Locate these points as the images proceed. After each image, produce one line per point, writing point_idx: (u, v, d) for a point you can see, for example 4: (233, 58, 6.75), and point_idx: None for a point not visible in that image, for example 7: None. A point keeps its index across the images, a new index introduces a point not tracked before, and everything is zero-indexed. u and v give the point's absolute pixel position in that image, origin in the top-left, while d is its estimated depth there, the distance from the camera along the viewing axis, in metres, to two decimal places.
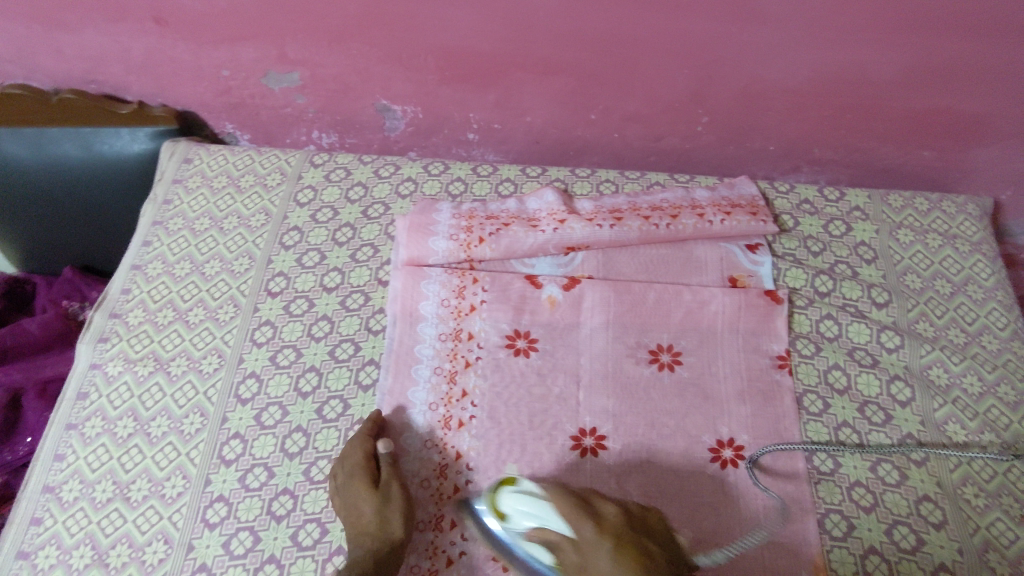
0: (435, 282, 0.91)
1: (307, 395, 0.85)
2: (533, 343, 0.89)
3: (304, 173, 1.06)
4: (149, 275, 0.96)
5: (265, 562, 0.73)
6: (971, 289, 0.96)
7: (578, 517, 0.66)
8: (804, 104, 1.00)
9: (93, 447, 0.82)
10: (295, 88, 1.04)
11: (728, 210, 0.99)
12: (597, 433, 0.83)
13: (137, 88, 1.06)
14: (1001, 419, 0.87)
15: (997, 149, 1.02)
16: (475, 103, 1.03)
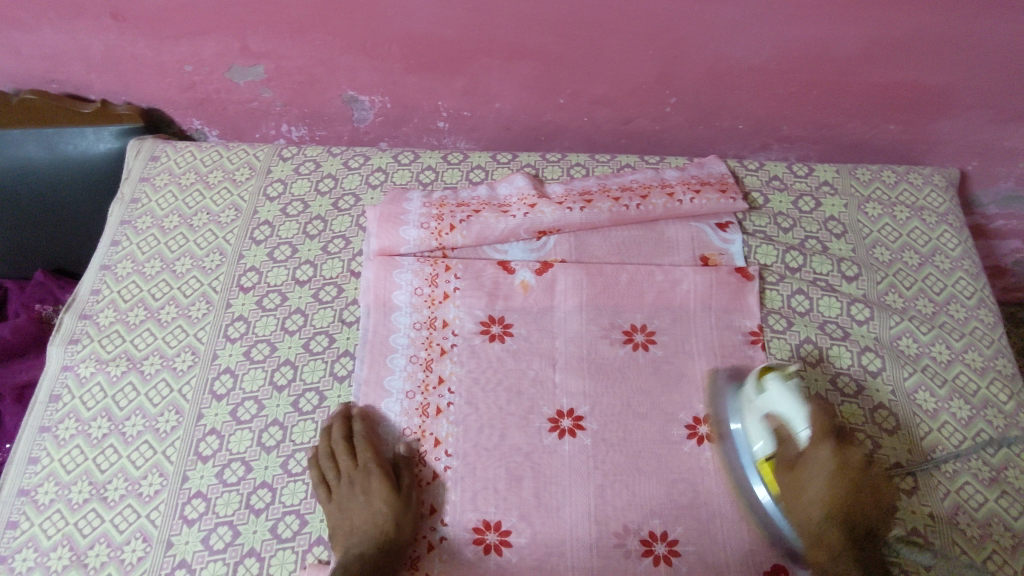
0: (408, 271, 0.92)
1: (283, 388, 0.87)
2: (508, 328, 0.89)
3: (272, 167, 1.08)
4: (119, 275, 0.98)
5: (245, 556, 0.75)
6: (938, 260, 0.97)
7: (822, 435, 0.72)
8: (772, 81, 1.00)
9: (68, 449, 0.84)
10: (260, 81, 1.07)
11: (698, 187, 0.98)
12: (574, 414, 0.83)
13: (100, 86, 1.10)
14: (968, 385, 0.86)
15: (962, 120, 1.03)
16: (442, 90, 1.06)
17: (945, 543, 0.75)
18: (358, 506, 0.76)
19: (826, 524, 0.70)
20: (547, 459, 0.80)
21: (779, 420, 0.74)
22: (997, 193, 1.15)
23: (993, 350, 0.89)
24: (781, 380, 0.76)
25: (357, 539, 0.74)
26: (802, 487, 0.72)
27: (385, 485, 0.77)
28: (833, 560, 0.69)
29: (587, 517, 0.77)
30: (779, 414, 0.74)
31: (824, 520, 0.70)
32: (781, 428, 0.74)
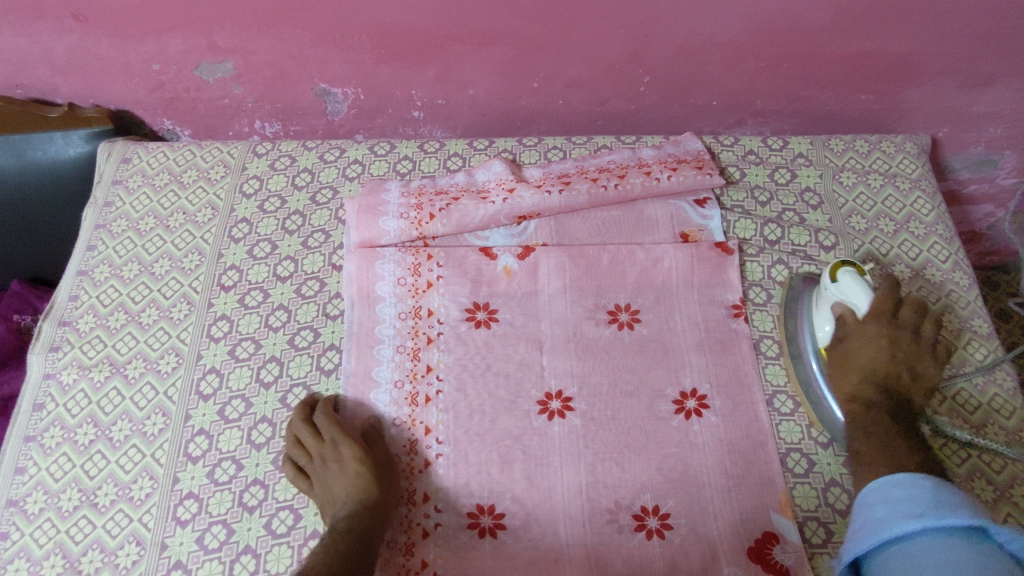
0: (390, 262, 0.92)
1: (270, 385, 0.86)
2: (493, 313, 0.89)
3: (247, 164, 1.07)
4: (97, 280, 0.97)
5: (240, 553, 0.75)
6: (914, 226, 0.98)
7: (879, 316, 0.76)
8: (743, 56, 1.01)
9: (55, 457, 0.83)
10: (230, 77, 1.06)
11: (675, 165, 0.98)
12: (563, 395, 0.84)
13: (65, 89, 1.09)
14: (946, 346, 0.88)
15: (931, 87, 1.04)
16: (415, 79, 1.05)
17: None
18: (335, 477, 0.76)
19: (861, 386, 0.75)
20: (537, 439, 0.81)
21: (845, 306, 0.79)
22: (969, 157, 1.16)
23: (970, 311, 0.90)
24: (855, 275, 0.80)
25: (340, 506, 0.74)
26: (851, 361, 0.77)
27: (356, 452, 0.77)
28: (866, 413, 0.73)
29: (580, 494, 0.78)
30: (845, 302, 0.79)
31: (864, 385, 0.75)
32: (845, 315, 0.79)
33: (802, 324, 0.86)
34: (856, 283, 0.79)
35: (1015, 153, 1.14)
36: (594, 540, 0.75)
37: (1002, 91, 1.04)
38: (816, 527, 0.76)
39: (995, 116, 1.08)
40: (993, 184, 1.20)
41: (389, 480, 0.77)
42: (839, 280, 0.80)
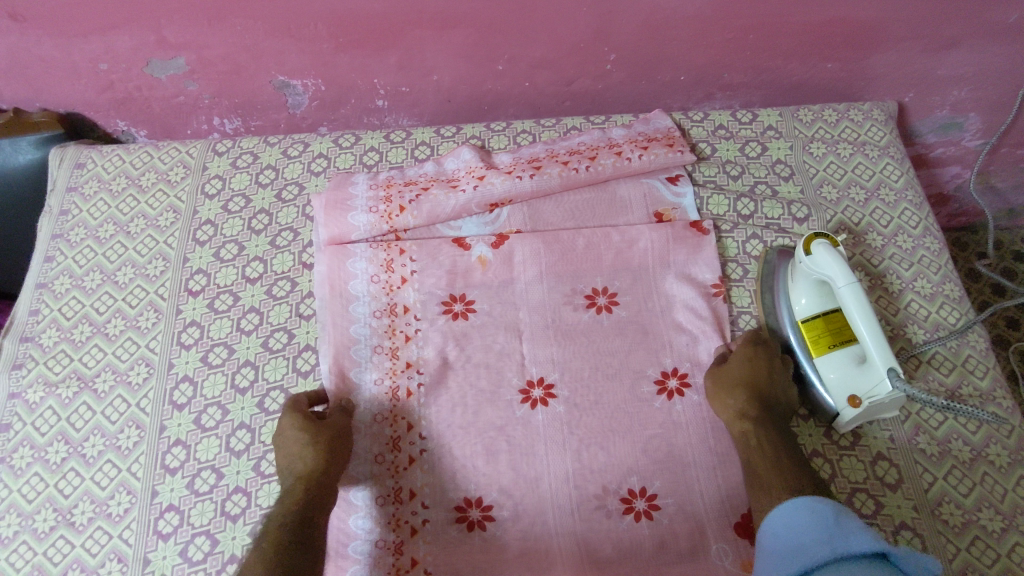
0: (362, 259, 0.89)
1: (246, 391, 0.84)
2: (471, 305, 0.88)
3: (208, 164, 1.03)
4: (57, 292, 0.93)
5: (227, 563, 0.74)
6: (884, 193, 0.99)
7: (857, 289, 0.74)
8: (708, 30, 0.99)
9: (26, 478, 0.81)
10: (183, 74, 1.02)
11: (645, 144, 0.97)
12: (544, 383, 0.83)
13: (10, 94, 1.04)
14: (920, 312, 0.89)
15: (896, 53, 1.04)
16: (377, 68, 1.02)
17: (908, 463, 0.78)
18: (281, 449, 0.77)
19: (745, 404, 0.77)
20: (520, 429, 0.80)
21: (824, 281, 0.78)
22: (935, 121, 1.17)
23: (941, 275, 0.91)
24: (828, 247, 0.78)
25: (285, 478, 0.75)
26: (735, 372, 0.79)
27: (304, 423, 0.76)
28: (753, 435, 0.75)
29: (567, 483, 0.78)
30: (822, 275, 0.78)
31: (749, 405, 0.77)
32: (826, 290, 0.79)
33: (780, 298, 0.85)
34: (828, 255, 0.77)
35: (979, 115, 1.15)
36: (583, 527, 0.75)
37: (965, 53, 1.04)
38: None
39: (959, 79, 1.08)
40: (960, 146, 1.21)
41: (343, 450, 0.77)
42: (811, 253, 0.79)
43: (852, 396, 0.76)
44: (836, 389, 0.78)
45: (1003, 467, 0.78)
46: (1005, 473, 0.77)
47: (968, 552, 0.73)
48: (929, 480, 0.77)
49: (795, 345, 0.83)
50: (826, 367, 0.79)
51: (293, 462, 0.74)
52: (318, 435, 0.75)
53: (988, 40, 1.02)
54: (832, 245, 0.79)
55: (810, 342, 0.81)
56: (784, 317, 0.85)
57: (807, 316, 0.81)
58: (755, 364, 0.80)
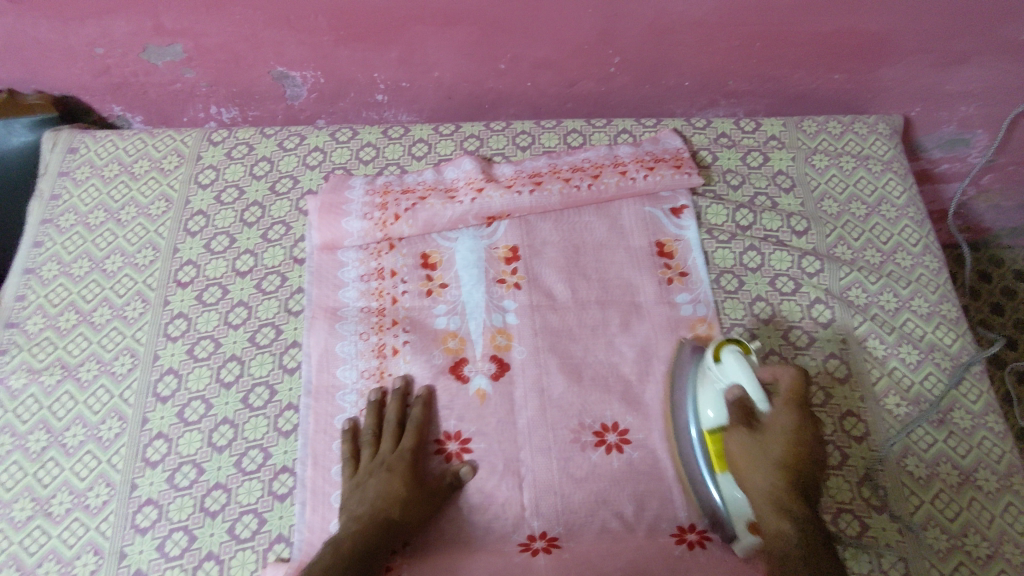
0: (352, 391, 0.82)
1: (231, 385, 0.84)
2: (466, 444, 0.79)
3: (202, 153, 1.02)
4: (45, 278, 0.93)
5: (203, 560, 0.74)
6: (885, 209, 0.97)
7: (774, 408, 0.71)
8: (713, 36, 0.98)
9: (5, 466, 0.80)
10: (180, 61, 1.01)
11: (651, 164, 0.95)
12: (548, 535, 0.74)
13: (5, 75, 1.03)
14: (915, 331, 0.88)
15: (903, 67, 1.03)
16: (377, 62, 1.01)
17: (895, 486, 0.77)
18: (375, 480, 0.74)
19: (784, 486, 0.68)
20: (504, 435, 0.79)
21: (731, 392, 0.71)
22: (940, 137, 1.15)
23: (939, 295, 0.90)
24: (738, 357, 0.72)
25: (366, 506, 0.72)
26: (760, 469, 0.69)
27: (400, 472, 0.74)
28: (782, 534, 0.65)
29: (551, 492, 0.76)
30: (733, 388, 0.71)
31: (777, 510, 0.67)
32: (734, 401, 0.71)
33: (685, 392, 0.78)
34: (737, 367, 0.70)
35: (986, 132, 1.13)
36: (564, 538, 0.74)
37: (974, 70, 1.03)
38: None
39: (968, 95, 1.07)
40: (965, 163, 1.20)
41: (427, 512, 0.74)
42: (720, 361, 0.73)
43: (750, 522, 0.71)
44: (735, 511, 0.72)
45: (991, 492, 0.77)
46: (992, 497, 0.77)
47: None
48: (915, 503, 0.76)
49: (693, 449, 0.75)
50: (721, 482, 0.72)
51: (365, 507, 0.72)
52: (410, 492, 0.73)
53: (998, 58, 1.01)
54: (743, 354, 0.73)
55: (710, 455, 0.73)
56: (688, 419, 0.76)
57: (712, 428, 0.73)
58: (807, 439, 0.70)
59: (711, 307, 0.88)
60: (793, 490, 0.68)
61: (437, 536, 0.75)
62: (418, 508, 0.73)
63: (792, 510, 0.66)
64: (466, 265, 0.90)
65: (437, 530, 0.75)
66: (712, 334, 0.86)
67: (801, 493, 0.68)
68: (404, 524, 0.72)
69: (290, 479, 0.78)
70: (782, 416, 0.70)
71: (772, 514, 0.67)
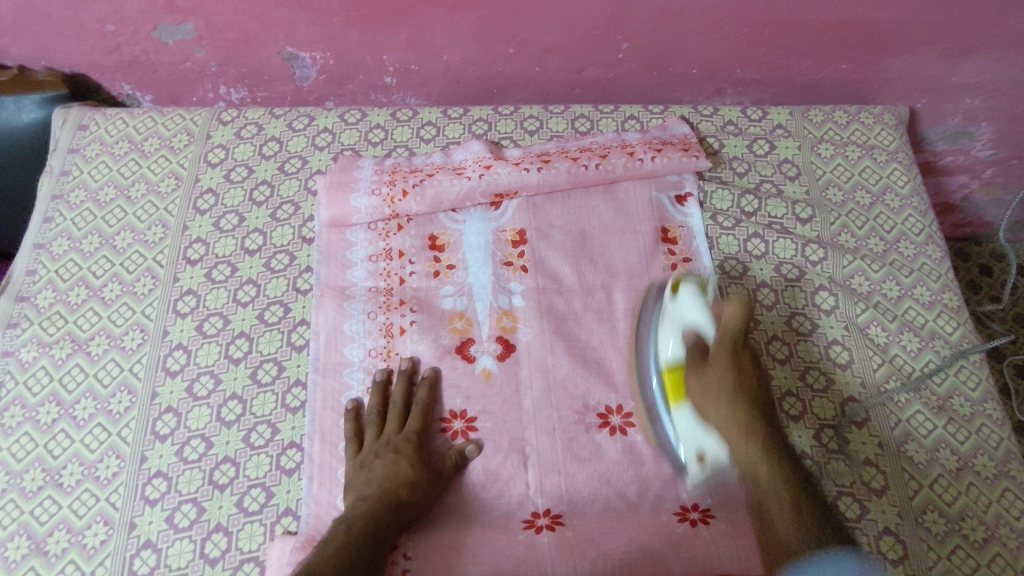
0: (360, 368, 0.83)
1: (239, 361, 0.85)
2: (471, 422, 0.80)
3: (212, 132, 1.02)
4: (55, 253, 0.93)
5: (212, 532, 0.75)
6: (889, 199, 0.98)
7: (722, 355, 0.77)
8: (723, 24, 0.98)
9: (17, 437, 0.81)
10: (191, 40, 1.01)
11: (658, 147, 0.96)
12: (552, 512, 0.75)
13: (15, 51, 1.03)
14: (917, 319, 0.89)
15: (910, 57, 1.03)
16: (387, 44, 1.01)
17: (894, 470, 0.79)
18: (381, 462, 0.75)
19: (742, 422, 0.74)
20: (510, 415, 0.80)
21: (691, 334, 0.80)
22: (945, 129, 1.16)
23: (941, 284, 0.91)
24: (694, 295, 0.80)
25: (372, 486, 0.73)
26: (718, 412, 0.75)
27: (405, 453, 0.75)
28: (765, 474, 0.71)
29: (554, 471, 0.77)
30: (691, 327, 0.80)
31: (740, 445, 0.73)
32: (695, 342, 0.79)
33: (647, 322, 0.84)
34: (694, 306, 0.79)
35: (991, 125, 1.14)
36: (567, 516, 0.75)
37: (980, 62, 1.03)
38: None
39: (974, 87, 1.07)
40: (969, 156, 1.20)
41: (433, 494, 0.75)
42: (678, 296, 0.81)
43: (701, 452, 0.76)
44: (684, 440, 0.77)
45: (988, 478, 0.78)
46: (989, 483, 0.78)
47: (948, 560, 0.74)
48: (914, 488, 0.78)
49: (654, 391, 0.81)
50: (676, 417, 0.78)
51: (372, 488, 0.73)
52: (416, 474, 0.74)
53: (1004, 50, 1.01)
54: (699, 288, 0.81)
55: (668, 386, 0.80)
56: (650, 351, 0.83)
57: (672, 361, 0.80)
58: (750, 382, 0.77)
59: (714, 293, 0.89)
60: (743, 403, 0.75)
61: (442, 511, 0.76)
62: (424, 489, 0.74)
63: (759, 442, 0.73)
64: (473, 247, 0.91)
65: (442, 507, 0.76)
66: None
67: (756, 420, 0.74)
68: (412, 506, 0.73)
69: (298, 454, 0.79)
70: (722, 373, 0.76)
71: (747, 449, 0.73)
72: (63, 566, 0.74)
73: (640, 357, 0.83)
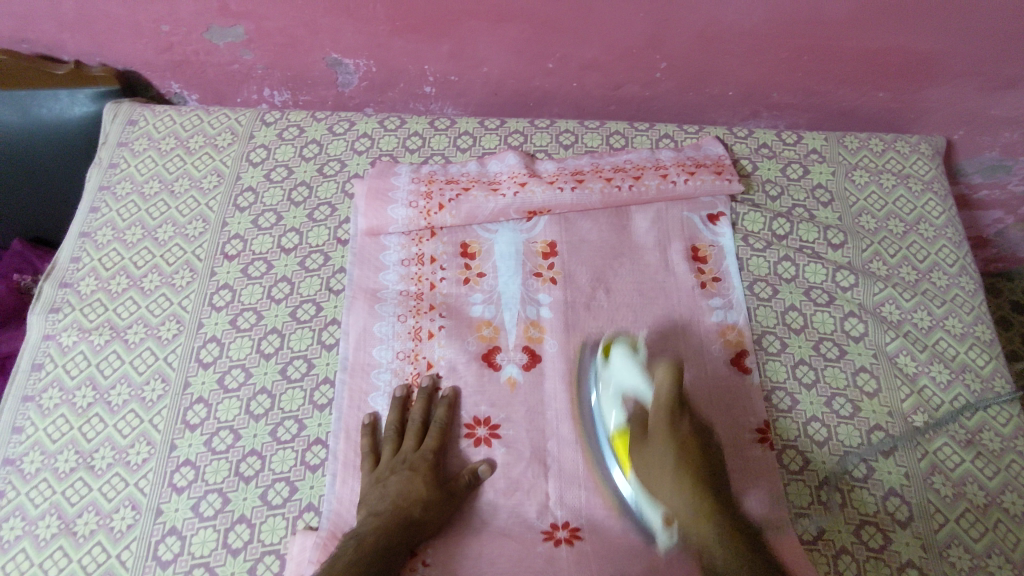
0: (387, 370, 0.85)
1: (271, 356, 0.86)
2: (494, 430, 0.81)
3: (255, 132, 1.05)
4: (99, 242, 0.96)
5: (236, 522, 0.76)
6: (923, 228, 0.97)
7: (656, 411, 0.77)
8: (762, 48, 0.99)
9: (53, 418, 0.83)
10: (240, 42, 1.04)
11: (692, 170, 0.96)
12: (570, 525, 0.75)
13: (72, 47, 1.07)
14: (948, 350, 0.88)
15: (949, 88, 1.03)
16: (429, 54, 1.04)
17: (919, 502, 0.78)
18: (396, 479, 0.75)
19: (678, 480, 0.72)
20: (533, 424, 0.81)
21: (633, 402, 0.81)
22: (981, 162, 1.15)
23: (973, 316, 0.90)
24: (625, 357, 0.82)
25: (385, 502, 0.73)
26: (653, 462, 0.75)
27: (419, 472, 0.75)
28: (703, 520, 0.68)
29: (575, 483, 0.78)
30: (633, 401, 0.81)
31: (680, 508, 0.70)
32: (636, 407, 0.80)
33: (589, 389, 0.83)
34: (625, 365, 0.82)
35: None
36: (586, 529, 0.75)
37: (1020, 96, 1.03)
38: (807, 524, 0.76)
39: (1013, 121, 1.07)
40: (1005, 190, 1.19)
41: (445, 515, 0.74)
42: (610, 362, 0.83)
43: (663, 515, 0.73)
44: (647, 502, 0.74)
45: (1016, 515, 0.77)
46: (1017, 521, 0.77)
47: None
48: (939, 521, 0.76)
49: (603, 451, 0.79)
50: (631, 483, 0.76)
51: (385, 502, 0.73)
52: (430, 493, 0.74)
53: None
54: (629, 352, 0.83)
55: (621, 454, 0.78)
56: (596, 405, 0.82)
57: (617, 426, 0.80)
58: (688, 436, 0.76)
59: (742, 314, 0.89)
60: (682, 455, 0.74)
61: (460, 518, 0.76)
62: (437, 508, 0.73)
63: (696, 489, 0.71)
64: (503, 258, 0.92)
65: (462, 513, 0.76)
66: (740, 341, 0.87)
67: (696, 466, 0.73)
68: (424, 524, 0.72)
69: (323, 451, 0.80)
70: (662, 422, 0.76)
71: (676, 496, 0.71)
72: (90, 547, 0.75)
73: (586, 412, 0.82)
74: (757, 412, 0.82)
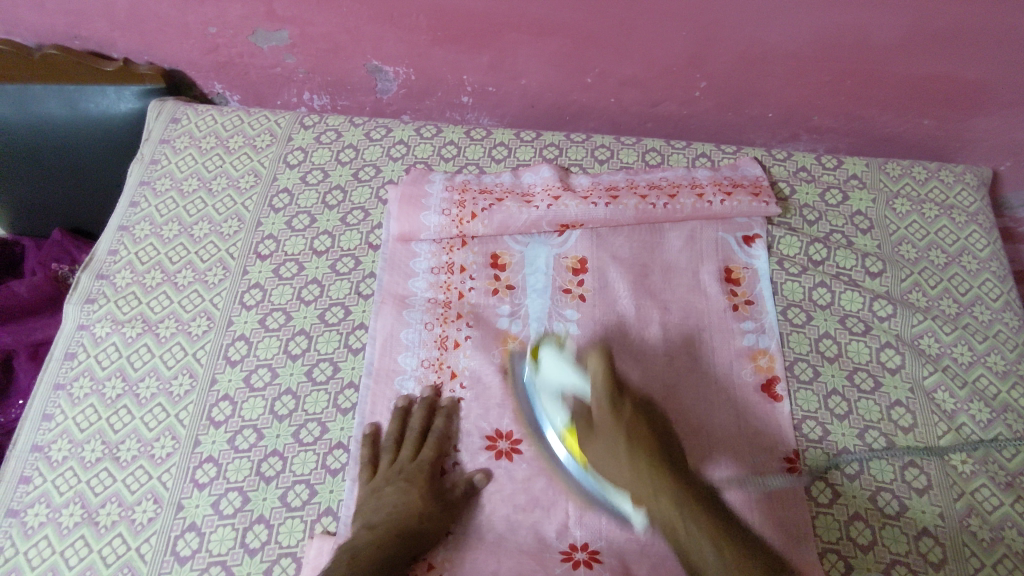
0: (412, 377, 0.84)
1: (297, 357, 0.87)
2: (517, 445, 0.80)
3: (293, 135, 1.06)
4: (137, 236, 0.98)
5: (254, 522, 0.76)
6: (966, 260, 0.95)
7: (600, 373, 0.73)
8: (806, 70, 0.98)
9: (82, 408, 0.84)
10: (284, 46, 1.06)
11: (729, 189, 0.95)
12: (590, 547, 0.74)
13: (122, 45, 1.09)
14: (989, 388, 0.85)
15: (997, 118, 1.00)
16: (469, 64, 1.04)
17: (954, 544, 0.74)
18: (391, 491, 0.74)
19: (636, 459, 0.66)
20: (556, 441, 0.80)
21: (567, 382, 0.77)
22: None
23: (1016, 354, 0.87)
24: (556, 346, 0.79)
25: (380, 514, 0.72)
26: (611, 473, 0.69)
27: (415, 484, 0.75)
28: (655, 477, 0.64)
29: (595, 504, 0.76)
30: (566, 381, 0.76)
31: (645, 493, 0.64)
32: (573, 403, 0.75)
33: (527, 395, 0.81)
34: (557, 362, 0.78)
35: None
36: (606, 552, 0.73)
37: None
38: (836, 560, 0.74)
39: None
40: None
41: (441, 528, 0.73)
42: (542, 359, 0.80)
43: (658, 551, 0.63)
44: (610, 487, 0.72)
45: None
46: None
47: None
48: (974, 566, 0.73)
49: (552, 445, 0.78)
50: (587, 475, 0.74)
51: (381, 514, 0.72)
52: (426, 504, 0.73)
53: None
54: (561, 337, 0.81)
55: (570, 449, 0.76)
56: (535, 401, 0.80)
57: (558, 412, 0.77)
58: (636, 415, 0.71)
59: (774, 338, 0.87)
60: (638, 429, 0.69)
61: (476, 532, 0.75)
62: (434, 521, 0.73)
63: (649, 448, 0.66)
64: (533, 273, 0.91)
65: (480, 528, 0.75)
66: (772, 367, 0.85)
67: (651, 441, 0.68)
68: (421, 537, 0.71)
69: (344, 455, 0.80)
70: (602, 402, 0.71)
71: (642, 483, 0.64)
72: (110, 539, 0.76)
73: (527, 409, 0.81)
74: (787, 440, 0.80)
